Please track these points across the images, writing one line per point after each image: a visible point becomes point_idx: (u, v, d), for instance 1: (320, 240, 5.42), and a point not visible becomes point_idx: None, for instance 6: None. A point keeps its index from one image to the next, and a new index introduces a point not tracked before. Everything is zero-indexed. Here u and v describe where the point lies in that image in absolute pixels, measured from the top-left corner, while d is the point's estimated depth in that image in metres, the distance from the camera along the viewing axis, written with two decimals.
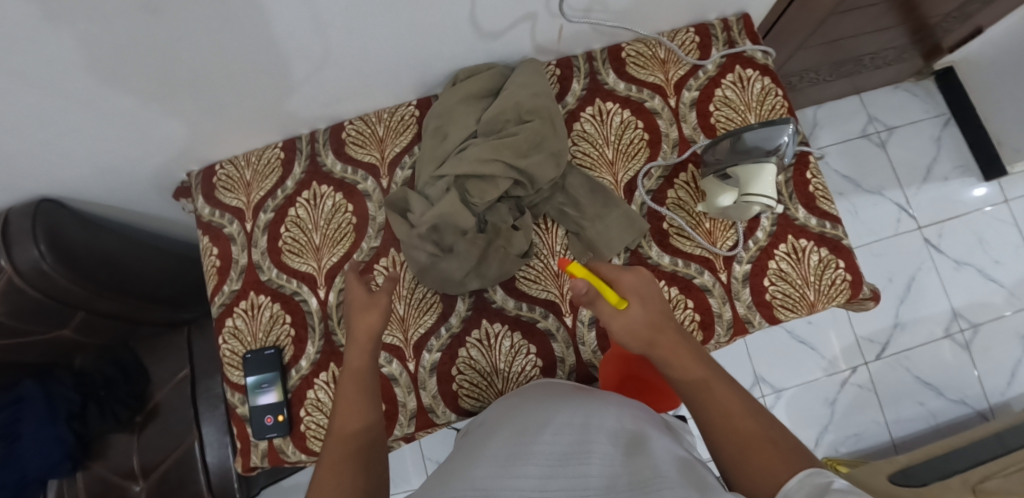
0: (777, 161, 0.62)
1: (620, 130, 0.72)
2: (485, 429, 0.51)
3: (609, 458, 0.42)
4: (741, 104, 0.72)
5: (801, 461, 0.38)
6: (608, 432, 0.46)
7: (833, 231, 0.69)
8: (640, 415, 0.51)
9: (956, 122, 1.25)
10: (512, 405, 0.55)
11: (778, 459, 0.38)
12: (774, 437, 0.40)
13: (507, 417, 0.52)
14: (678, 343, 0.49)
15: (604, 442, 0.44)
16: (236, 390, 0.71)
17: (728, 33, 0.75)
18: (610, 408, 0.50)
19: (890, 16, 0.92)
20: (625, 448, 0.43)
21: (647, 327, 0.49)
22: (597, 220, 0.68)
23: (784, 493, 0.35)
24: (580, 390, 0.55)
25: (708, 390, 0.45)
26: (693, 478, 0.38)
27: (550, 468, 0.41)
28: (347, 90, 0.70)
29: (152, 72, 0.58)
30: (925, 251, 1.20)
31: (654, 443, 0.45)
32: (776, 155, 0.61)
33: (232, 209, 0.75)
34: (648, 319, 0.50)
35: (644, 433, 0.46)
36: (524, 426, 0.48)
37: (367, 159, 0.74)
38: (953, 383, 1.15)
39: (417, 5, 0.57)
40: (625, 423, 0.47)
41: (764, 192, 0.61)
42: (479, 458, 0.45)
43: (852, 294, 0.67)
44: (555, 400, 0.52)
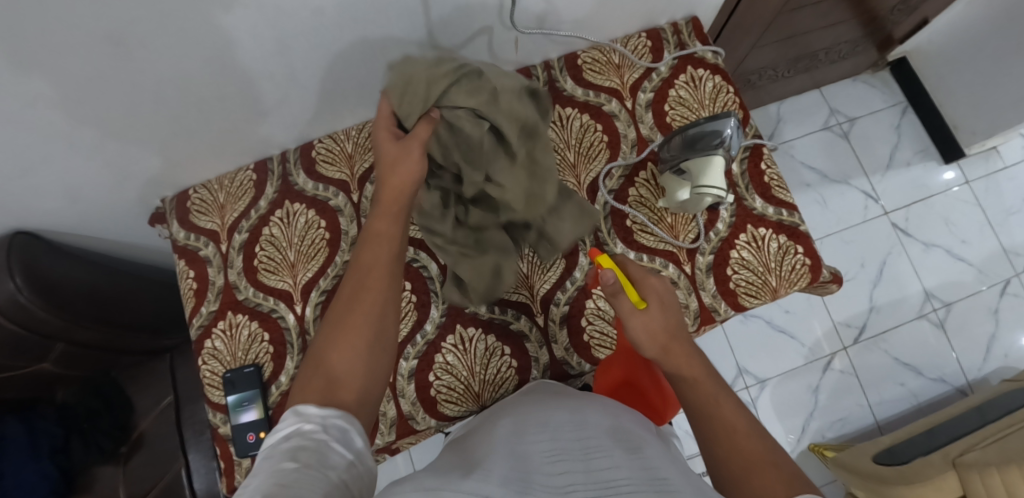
0: (724, 153, 0.64)
1: (580, 133, 0.74)
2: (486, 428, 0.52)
3: (608, 449, 0.43)
4: (695, 102, 0.76)
5: (799, 486, 0.39)
6: (603, 429, 0.48)
7: (790, 219, 0.71)
8: (637, 417, 0.53)
9: (914, 109, 1.30)
10: (510, 409, 0.57)
11: (777, 480, 0.39)
12: (774, 459, 0.42)
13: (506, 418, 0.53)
14: (689, 357, 0.50)
15: (602, 436, 0.46)
16: (217, 410, 0.71)
17: (679, 36, 0.79)
18: (606, 410, 0.52)
19: (838, 12, 0.97)
20: (623, 444, 0.45)
21: (664, 331, 0.51)
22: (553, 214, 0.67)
23: None
24: (580, 392, 0.58)
25: (718, 407, 0.46)
26: (692, 480, 0.41)
27: (554, 459, 0.42)
28: (314, 109, 0.72)
29: (120, 103, 0.59)
30: (894, 235, 1.23)
31: (647, 443, 0.47)
32: (723, 148, 0.63)
33: (207, 232, 0.76)
34: (665, 325, 0.52)
35: (635, 432, 0.49)
36: (523, 425, 0.49)
37: (337, 176, 0.75)
38: (932, 362, 1.17)
39: (376, 25, 0.59)
40: (619, 422, 0.50)
41: (715, 183, 0.63)
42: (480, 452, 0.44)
43: (812, 277, 0.70)
44: (553, 402, 0.54)
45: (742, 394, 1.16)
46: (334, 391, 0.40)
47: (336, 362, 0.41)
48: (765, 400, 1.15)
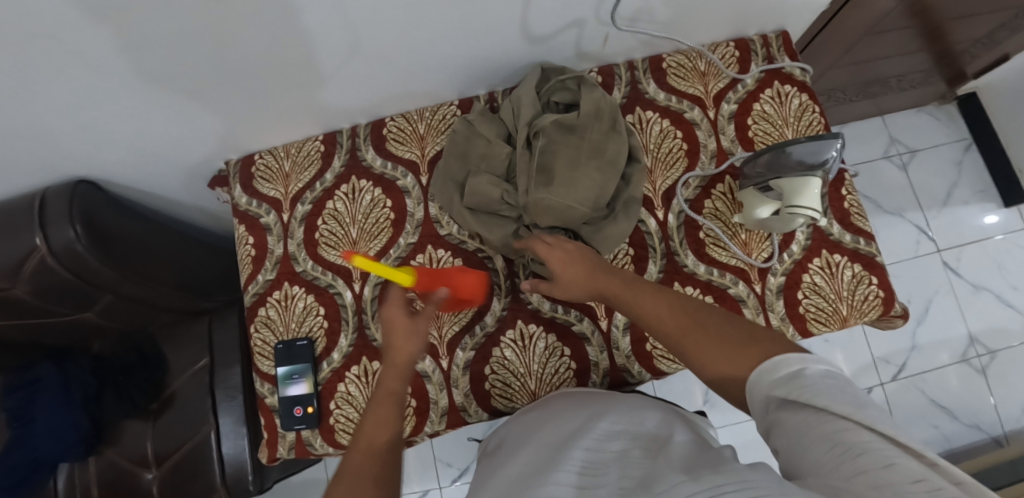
0: (822, 175, 0.62)
1: (659, 139, 0.72)
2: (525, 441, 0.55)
3: (629, 457, 0.44)
4: (779, 118, 0.73)
5: (765, 346, 0.40)
6: (631, 435, 0.49)
7: (867, 248, 0.69)
8: (670, 417, 0.53)
9: (978, 147, 1.26)
10: (535, 421, 0.58)
11: (747, 351, 0.41)
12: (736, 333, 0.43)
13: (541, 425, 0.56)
14: (621, 286, 0.54)
15: (632, 444, 0.46)
16: (265, 380, 0.70)
17: (768, 49, 0.77)
18: (629, 411, 0.53)
19: (920, 41, 0.94)
20: (648, 449, 0.45)
21: (585, 277, 0.57)
22: (597, 227, 0.66)
23: (761, 380, 0.38)
24: (602, 397, 0.58)
25: (676, 312, 0.48)
26: (705, 457, 0.40)
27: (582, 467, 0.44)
28: (392, 86, 0.71)
29: (206, 63, 0.58)
30: (944, 274, 1.20)
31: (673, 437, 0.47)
32: (821, 169, 0.62)
33: (269, 200, 0.76)
34: (585, 271, 0.57)
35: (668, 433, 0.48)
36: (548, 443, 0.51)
37: (407, 156, 0.74)
38: (969, 408, 1.14)
39: (474, 6, 0.58)
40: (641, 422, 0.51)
41: (810, 204, 0.61)
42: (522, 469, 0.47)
43: (884, 310, 0.68)
44: (583, 406, 0.56)
45: None
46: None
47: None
48: None
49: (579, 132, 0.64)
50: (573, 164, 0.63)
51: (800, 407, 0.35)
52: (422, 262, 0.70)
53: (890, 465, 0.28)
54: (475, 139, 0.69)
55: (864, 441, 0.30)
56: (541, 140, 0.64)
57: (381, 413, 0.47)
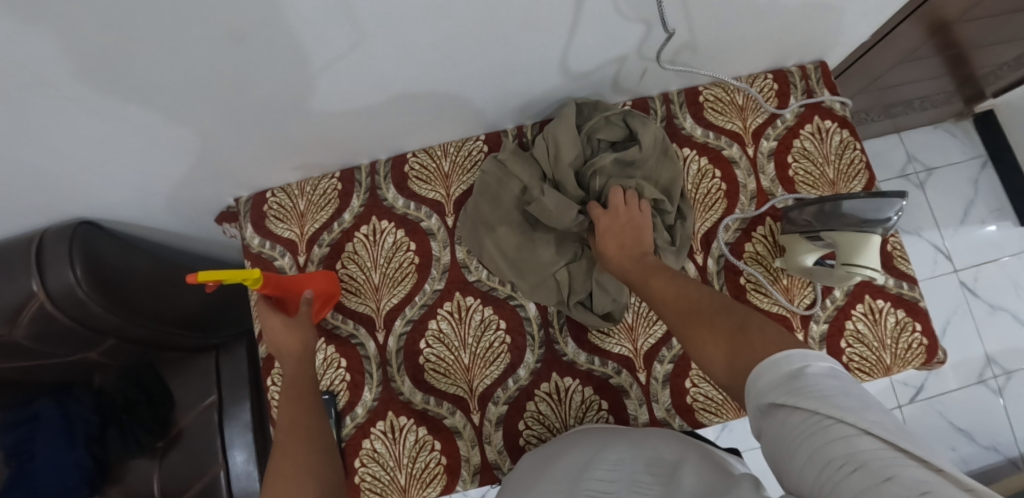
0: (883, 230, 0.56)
1: (697, 178, 0.69)
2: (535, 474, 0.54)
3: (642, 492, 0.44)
4: (820, 156, 0.71)
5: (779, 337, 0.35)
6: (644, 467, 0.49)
7: (911, 293, 0.67)
8: (676, 443, 0.54)
9: (994, 165, 1.25)
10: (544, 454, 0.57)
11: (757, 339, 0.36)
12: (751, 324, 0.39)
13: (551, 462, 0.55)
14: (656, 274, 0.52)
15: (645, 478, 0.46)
16: None
17: (807, 81, 0.73)
18: (633, 442, 0.54)
19: (951, 65, 0.92)
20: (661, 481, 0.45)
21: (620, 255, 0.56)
22: None
23: (760, 375, 0.33)
24: (608, 433, 0.58)
25: (695, 306, 0.44)
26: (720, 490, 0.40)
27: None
28: (418, 123, 0.67)
29: (222, 100, 0.54)
30: (961, 294, 1.20)
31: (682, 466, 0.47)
32: (882, 226, 0.55)
33: (284, 241, 0.71)
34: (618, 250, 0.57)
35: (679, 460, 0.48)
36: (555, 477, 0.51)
37: (431, 196, 0.70)
38: (986, 429, 1.14)
39: (510, 43, 0.54)
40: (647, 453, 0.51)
41: (867, 262, 0.56)
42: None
43: (928, 358, 0.66)
44: (594, 442, 0.56)
45: None
46: None
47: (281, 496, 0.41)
48: None
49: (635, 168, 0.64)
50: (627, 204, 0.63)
51: (792, 412, 0.30)
52: (450, 310, 0.67)
53: (890, 481, 0.24)
54: (507, 181, 0.66)
55: (875, 451, 0.26)
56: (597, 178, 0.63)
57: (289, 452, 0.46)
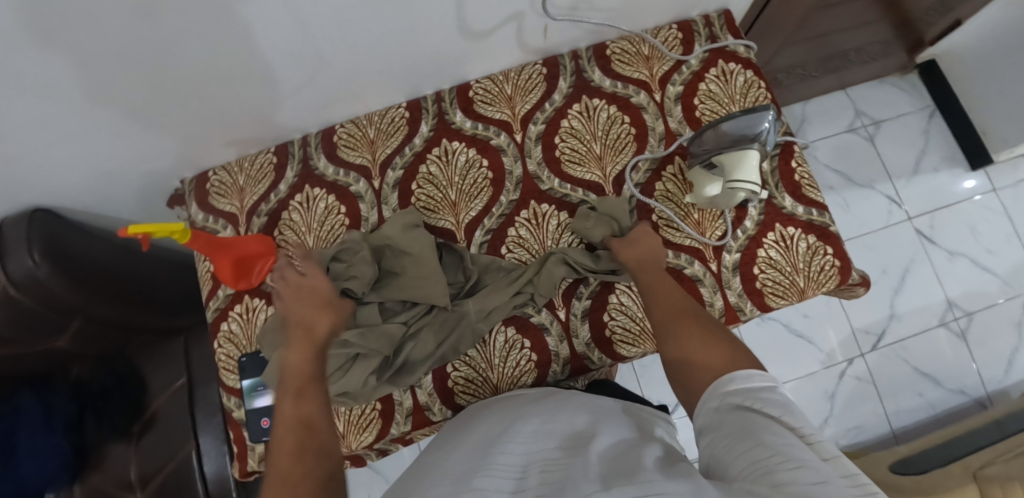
0: (760, 147, 0.63)
1: (607, 125, 0.72)
2: (450, 441, 0.52)
3: (551, 464, 0.39)
4: (725, 97, 0.74)
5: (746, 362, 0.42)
6: (562, 431, 0.45)
7: (820, 219, 0.69)
8: (594, 405, 0.51)
9: (942, 115, 1.24)
10: (479, 421, 0.55)
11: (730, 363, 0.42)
12: (720, 345, 0.45)
13: (469, 427, 0.54)
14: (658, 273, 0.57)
15: (556, 442, 0.43)
16: (231, 394, 0.71)
17: (711, 28, 0.77)
18: (567, 409, 0.50)
19: (874, 10, 0.94)
20: (572, 444, 0.42)
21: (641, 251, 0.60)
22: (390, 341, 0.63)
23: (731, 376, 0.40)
24: (546, 399, 0.54)
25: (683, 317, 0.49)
26: (625, 465, 0.35)
27: (504, 473, 0.41)
28: (336, 90, 0.71)
29: (147, 77, 0.59)
30: (917, 242, 1.20)
31: (604, 433, 0.43)
32: (759, 141, 0.62)
33: (225, 214, 0.76)
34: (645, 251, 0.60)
35: (599, 425, 0.45)
36: (481, 441, 0.48)
37: (359, 161, 0.74)
38: (952, 373, 1.15)
39: (406, 6, 0.58)
40: (577, 422, 0.46)
41: (749, 178, 0.62)
42: (438, 473, 0.44)
43: (841, 279, 0.68)
44: (516, 409, 0.53)
45: None
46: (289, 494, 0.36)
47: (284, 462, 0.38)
48: None
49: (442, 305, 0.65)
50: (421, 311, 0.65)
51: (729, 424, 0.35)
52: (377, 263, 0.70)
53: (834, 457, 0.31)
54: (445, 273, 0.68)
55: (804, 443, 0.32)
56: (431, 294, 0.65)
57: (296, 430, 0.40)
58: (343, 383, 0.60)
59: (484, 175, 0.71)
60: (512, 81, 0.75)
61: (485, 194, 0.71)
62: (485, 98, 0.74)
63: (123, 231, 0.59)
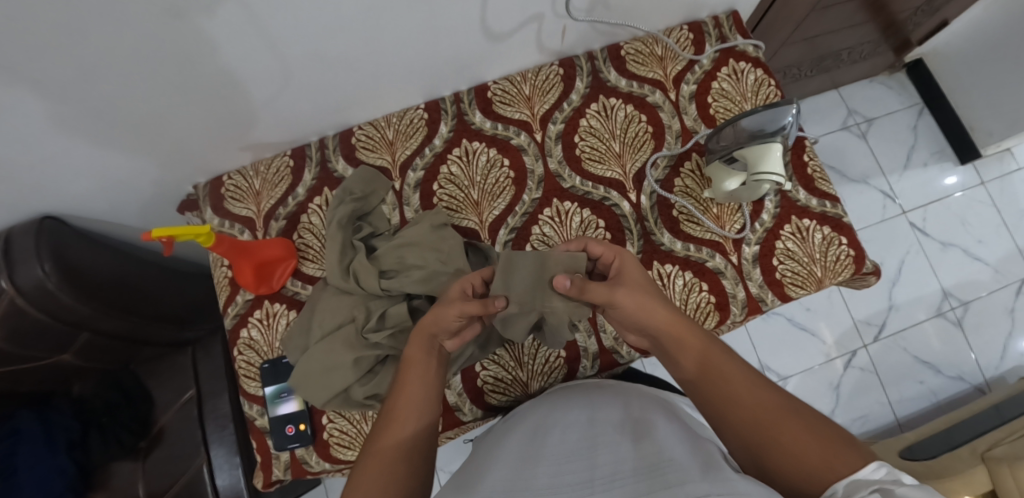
0: (782, 140, 0.65)
1: (625, 124, 0.73)
2: (496, 439, 0.55)
3: (616, 443, 0.44)
4: (737, 94, 0.76)
5: (852, 452, 0.39)
6: (614, 421, 0.50)
7: (834, 210, 0.71)
8: (629, 398, 0.55)
9: (930, 111, 1.29)
10: (530, 411, 0.59)
11: (835, 452, 0.39)
12: (795, 410, 0.43)
13: (515, 424, 0.57)
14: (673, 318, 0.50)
15: (611, 430, 0.48)
16: (253, 402, 0.69)
17: (720, 29, 0.79)
18: (615, 401, 0.54)
19: (867, 12, 0.97)
20: (630, 432, 0.46)
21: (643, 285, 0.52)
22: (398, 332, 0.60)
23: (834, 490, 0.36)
24: (594, 390, 0.58)
25: (733, 383, 0.45)
26: (699, 451, 0.41)
27: (562, 467, 0.44)
28: (357, 92, 0.71)
29: (169, 80, 0.58)
30: (911, 234, 1.24)
31: (657, 421, 0.48)
32: (781, 134, 0.64)
33: (242, 219, 0.75)
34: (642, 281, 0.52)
35: (648, 415, 0.49)
36: (535, 430, 0.52)
37: (378, 163, 0.74)
38: (950, 361, 1.19)
39: (430, 8, 0.58)
40: (629, 410, 0.52)
41: (773, 170, 0.64)
42: (494, 465, 0.47)
43: (856, 268, 0.70)
44: (561, 401, 0.57)
45: None
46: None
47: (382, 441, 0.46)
48: None
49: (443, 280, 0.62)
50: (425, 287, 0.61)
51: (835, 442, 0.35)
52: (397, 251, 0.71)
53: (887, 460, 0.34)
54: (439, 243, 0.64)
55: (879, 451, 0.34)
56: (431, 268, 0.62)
57: (392, 426, 0.47)
58: (374, 385, 0.61)
59: (506, 174, 0.72)
60: (529, 81, 0.75)
61: (507, 193, 0.71)
62: (504, 99, 0.75)
63: (144, 235, 0.58)
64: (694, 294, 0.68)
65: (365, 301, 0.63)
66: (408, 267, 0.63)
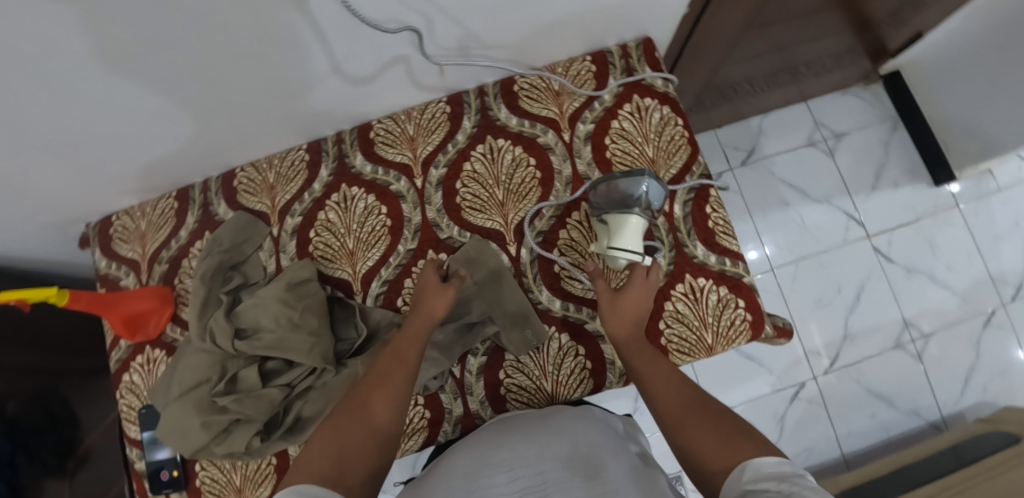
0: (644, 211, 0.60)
1: (512, 168, 0.69)
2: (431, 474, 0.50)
3: (565, 483, 0.40)
4: (638, 135, 0.70)
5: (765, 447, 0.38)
6: (560, 459, 0.45)
7: (733, 269, 0.66)
8: (582, 429, 0.50)
9: (907, 126, 1.18)
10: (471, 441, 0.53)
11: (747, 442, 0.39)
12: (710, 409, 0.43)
13: (456, 456, 0.51)
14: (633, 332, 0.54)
15: (558, 467, 0.43)
16: (133, 445, 0.70)
17: (627, 60, 0.73)
18: (559, 433, 0.49)
19: (821, 27, 0.88)
20: (578, 471, 0.42)
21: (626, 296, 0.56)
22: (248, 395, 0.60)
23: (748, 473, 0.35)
24: (544, 418, 0.54)
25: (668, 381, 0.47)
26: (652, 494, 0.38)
27: None
28: (229, 139, 0.68)
29: (11, 140, 0.56)
30: (875, 260, 1.16)
31: (610, 467, 0.42)
32: (639, 206, 0.60)
33: (128, 261, 0.75)
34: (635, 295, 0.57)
35: (596, 455, 0.45)
36: (477, 460, 0.47)
37: (258, 207, 0.72)
38: (906, 395, 1.12)
39: (269, 61, 0.55)
40: (581, 449, 0.46)
41: (627, 247, 0.60)
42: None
43: (752, 334, 0.65)
44: (506, 433, 0.51)
45: None
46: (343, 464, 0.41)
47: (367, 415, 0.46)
48: None
49: (293, 342, 0.60)
50: (275, 346, 0.60)
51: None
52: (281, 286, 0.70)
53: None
54: (292, 302, 0.62)
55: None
56: (281, 328, 0.61)
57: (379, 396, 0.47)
58: (227, 445, 0.60)
59: (383, 222, 0.69)
60: (414, 121, 0.71)
61: (382, 243, 0.68)
62: (386, 140, 0.71)
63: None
64: (569, 359, 0.64)
65: (223, 360, 0.63)
66: (263, 329, 0.62)
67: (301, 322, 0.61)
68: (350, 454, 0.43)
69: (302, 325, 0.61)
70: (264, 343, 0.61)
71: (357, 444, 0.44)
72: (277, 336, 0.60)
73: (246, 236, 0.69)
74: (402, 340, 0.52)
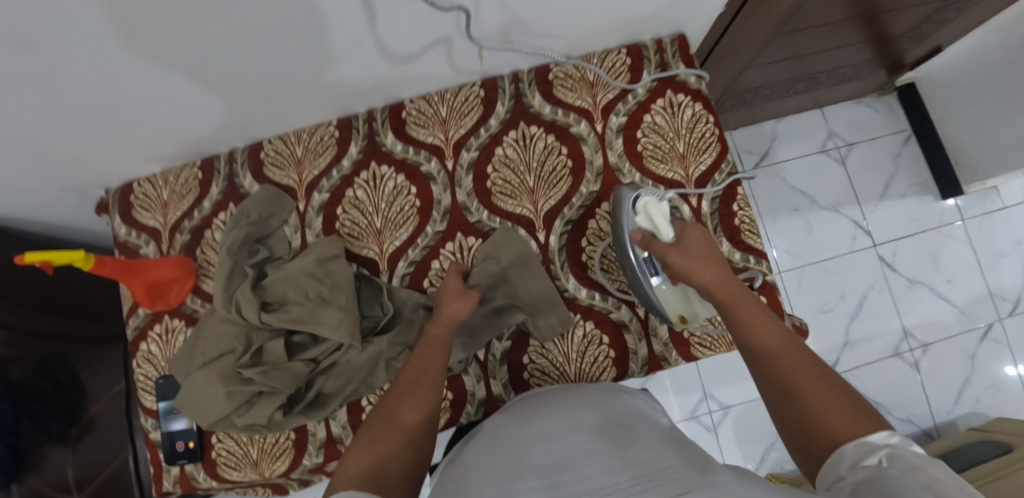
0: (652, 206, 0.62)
1: (543, 156, 0.69)
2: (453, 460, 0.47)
3: (601, 452, 0.38)
4: (670, 130, 0.71)
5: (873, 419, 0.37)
6: (592, 428, 0.42)
7: (757, 267, 0.67)
8: (605, 403, 0.48)
9: (917, 140, 1.20)
10: (495, 420, 0.51)
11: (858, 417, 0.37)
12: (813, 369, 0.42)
13: (484, 437, 0.47)
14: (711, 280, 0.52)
15: (590, 436, 0.40)
16: (149, 415, 0.70)
17: (662, 54, 0.73)
18: (585, 405, 0.47)
19: (847, 36, 0.89)
20: (612, 440, 0.40)
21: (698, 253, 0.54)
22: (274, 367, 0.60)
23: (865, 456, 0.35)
24: (566, 393, 0.52)
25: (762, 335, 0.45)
26: (691, 458, 0.36)
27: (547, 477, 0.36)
28: (259, 112, 0.67)
29: (40, 99, 0.55)
30: (879, 269, 1.18)
31: (643, 436, 0.40)
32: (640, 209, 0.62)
33: (149, 230, 0.74)
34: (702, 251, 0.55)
35: (630, 424, 0.43)
36: (503, 436, 0.45)
37: (285, 181, 0.72)
38: (902, 402, 1.15)
39: (314, 36, 0.54)
40: (611, 419, 0.44)
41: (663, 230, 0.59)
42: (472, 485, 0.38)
43: None
44: (528, 411, 0.49)
45: (704, 419, 1.16)
46: (382, 461, 0.41)
47: (404, 412, 0.46)
48: (726, 427, 1.15)
49: (322, 317, 0.61)
50: (305, 319, 0.61)
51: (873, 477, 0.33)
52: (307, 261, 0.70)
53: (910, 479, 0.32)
54: (322, 276, 0.63)
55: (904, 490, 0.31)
56: (311, 301, 0.62)
57: (411, 396, 0.48)
58: (249, 416, 0.60)
59: (412, 203, 0.69)
60: (447, 102, 0.71)
61: (411, 223, 0.68)
62: (418, 121, 0.71)
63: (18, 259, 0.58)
64: (593, 347, 0.65)
65: (248, 331, 0.63)
66: (290, 302, 0.63)
67: (330, 295, 0.62)
68: (388, 450, 0.43)
69: (331, 299, 0.62)
70: (293, 316, 0.61)
71: (394, 438, 0.44)
72: (307, 310, 0.61)
73: (273, 207, 0.69)
74: (426, 344, 0.54)
